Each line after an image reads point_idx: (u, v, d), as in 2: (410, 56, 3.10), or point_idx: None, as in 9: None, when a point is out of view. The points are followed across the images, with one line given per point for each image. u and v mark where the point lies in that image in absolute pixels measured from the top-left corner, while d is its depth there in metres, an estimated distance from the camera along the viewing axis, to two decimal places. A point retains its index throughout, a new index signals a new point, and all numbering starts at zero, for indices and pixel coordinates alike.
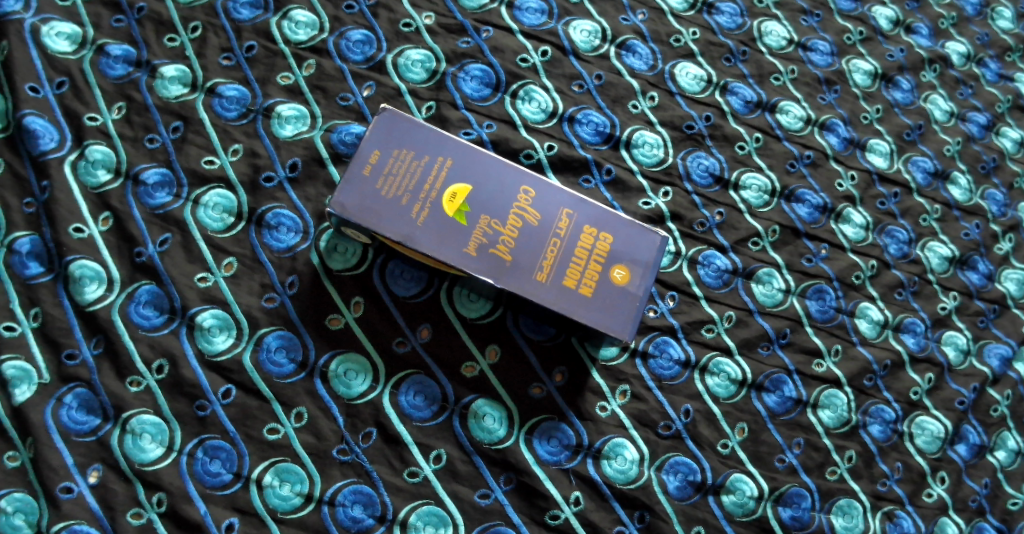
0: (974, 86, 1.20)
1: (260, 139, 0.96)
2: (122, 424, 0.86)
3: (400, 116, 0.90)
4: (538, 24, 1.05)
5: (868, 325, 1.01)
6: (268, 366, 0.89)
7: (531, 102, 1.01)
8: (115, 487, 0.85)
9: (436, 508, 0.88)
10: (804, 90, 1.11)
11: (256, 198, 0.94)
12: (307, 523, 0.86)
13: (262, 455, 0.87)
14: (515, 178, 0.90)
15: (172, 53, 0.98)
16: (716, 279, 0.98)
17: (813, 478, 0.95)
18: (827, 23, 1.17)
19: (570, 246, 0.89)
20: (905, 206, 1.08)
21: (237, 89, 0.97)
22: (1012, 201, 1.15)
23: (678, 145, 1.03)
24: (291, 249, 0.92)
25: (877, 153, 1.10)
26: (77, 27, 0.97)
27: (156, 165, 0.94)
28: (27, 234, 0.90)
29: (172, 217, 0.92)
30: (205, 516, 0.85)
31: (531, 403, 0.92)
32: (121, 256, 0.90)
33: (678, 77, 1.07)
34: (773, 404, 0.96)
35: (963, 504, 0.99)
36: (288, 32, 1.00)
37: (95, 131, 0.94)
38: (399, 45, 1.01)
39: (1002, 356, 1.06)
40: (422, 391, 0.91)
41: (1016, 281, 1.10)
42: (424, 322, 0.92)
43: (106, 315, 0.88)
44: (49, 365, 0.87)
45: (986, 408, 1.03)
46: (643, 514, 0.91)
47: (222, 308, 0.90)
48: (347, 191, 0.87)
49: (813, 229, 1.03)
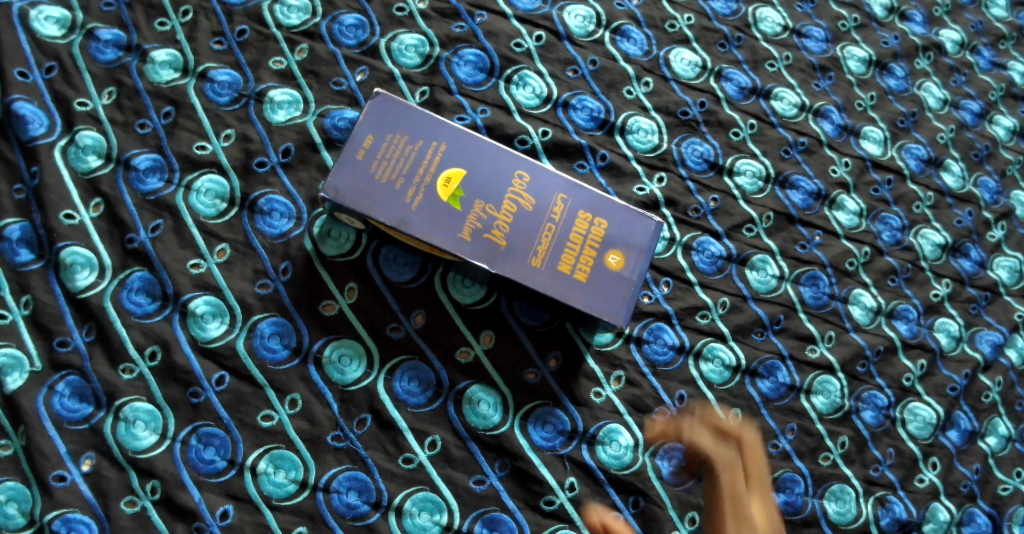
0: (968, 74, 1.21)
1: (253, 124, 0.95)
2: (115, 411, 0.86)
3: (393, 100, 0.89)
4: (532, 9, 1.05)
5: (860, 311, 1.02)
6: (262, 352, 0.89)
7: (526, 87, 1.01)
8: (109, 475, 0.84)
9: (431, 494, 0.88)
10: (799, 77, 1.11)
11: (249, 183, 0.93)
12: (302, 509, 0.86)
13: (256, 442, 0.87)
14: (510, 162, 0.89)
15: (163, 37, 0.97)
16: (710, 265, 0.98)
17: (806, 463, 0.95)
18: (822, 10, 1.16)
19: (564, 231, 0.88)
20: (899, 193, 1.09)
21: (228, 73, 0.97)
22: (1004, 189, 1.15)
23: (673, 131, 1.03)
24: (284, 234, 0.92)
25: (871, 141, 1.10)
26: (66, 10, 0.96)
27: (147, 151, 0.93)
28: (18, 220, 0.89)
29: (164, 203, 0.91)
30: (199, 503, 0.85)
31: (527, 388, 0.92)
32: (112, 242, 0.90)
33: (674, 63, 1.06)
34: (767, 389, 0.96)
35: (954, 490, 0.99)
36: (280, 16, 0.99)
37: (86, 116, 0.93)
38: (393, 29, 1.01)
39: (994, 343, 1.06)
40: (417, 377, 0.90)
41: (1008, 269, 1.11)
42: (418, 308, 0.92)
43: (97, 301, 0.88)
44: (40, 352, 0.86)
45: (977, 394, 1.03)
46: (637, 499, 0.91)
47: (214, 295, 0.89)
48: (341, 175, 0.86)
49: (807, 215, 1.04)
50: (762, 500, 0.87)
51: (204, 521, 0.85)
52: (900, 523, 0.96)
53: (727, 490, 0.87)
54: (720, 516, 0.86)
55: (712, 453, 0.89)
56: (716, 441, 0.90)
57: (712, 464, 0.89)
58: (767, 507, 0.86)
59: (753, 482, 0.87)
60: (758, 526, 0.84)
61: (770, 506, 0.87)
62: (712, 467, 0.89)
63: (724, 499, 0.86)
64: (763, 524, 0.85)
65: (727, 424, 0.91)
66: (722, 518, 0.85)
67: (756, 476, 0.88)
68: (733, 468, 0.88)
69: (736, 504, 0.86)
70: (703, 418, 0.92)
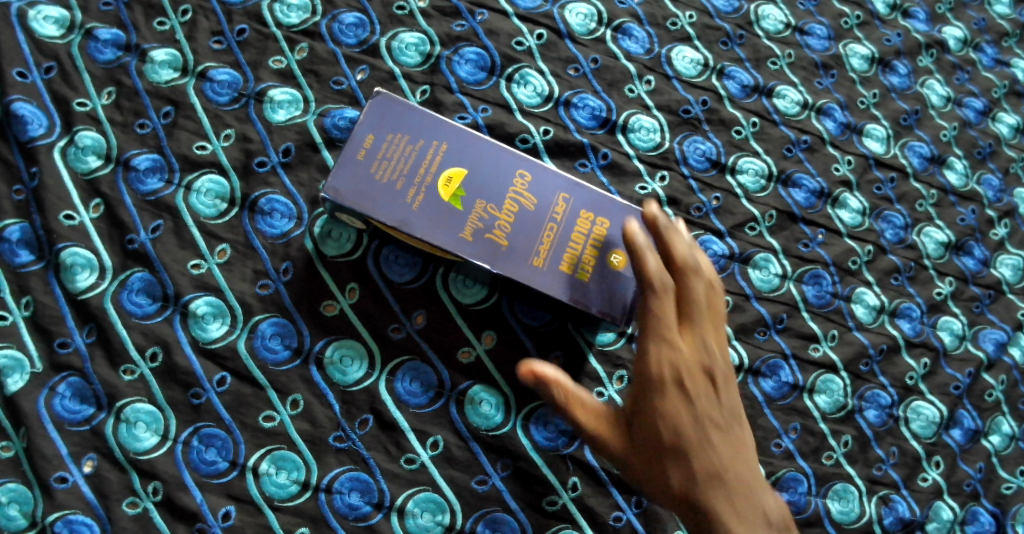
0: (971, 71, 1.20)
1: (253, 124, 0.95)
2: (116, 412, 0.85)
3: (393, 100, 0.89)
4: (533, 7, 1.04)
5: (863, 310, 1.01)
6: (263, 353, 0.88)
7: (527, 86, 1.01)
8: (110, 476, 0.84)
9: (433, 495, 0.88)
10: (801, 75, 1.10)
11: (249, 183, 0.93)
12: (303, 510, 0.86)
13: (258, 443, 0.87)
14: (511, 162, 0.89)
15: (162, 37, 0.97)
16: (713, 265, 0.98)
17: (809, 463, 0.95)
18: (825, 7, 1.16)
19: (566, 231, 0.88)
20: (902, 191, 1.08)
21: (228, 73, 0.96)
22: (1007, 187, 1.15)
23: (674, 129, 1.03)
24: (285, 235, 0.92)
25: (874, 138, 1.10)
26: (65, 10, 0.96)
27: (147, 151, 0.92)
28: (17, 221, 0.89)
29: (164, 204, 0.91)
30: (201, 505, 0.85)
31: (529, 389, 0.91)
32: (113, 242, 0.89)
33: (675, 61, 1.06)
34: (769, 389, 0.96)
35: (958, 488, 0.99)
36: (280, 15, 0.99)
37: (85, 117, 0.93)
38: (393, 28, 1.00)
39: (997, 341, 1.06)
40: (418, 377, 0.90)
41: (1011, 267, 1.10)
42: (420, 308, 0.91)
43: (98, 302, 0.87)
44: (41, 353, 0.86)
45: (980, 392, 1.03)
46: (641, 499, 0.91)
47: (215, 295, 0.89)
48: (341, 175, 0.86)
49: (810, 214, 1.03)
50: (691, 336, 0.83)
51: (206, 523, 0.84)
52: (904, 522, 0.96)
53: (662, 316, 0.82)
54: (644, 339, 0.82)
55: (654, 276, 0.83)
56: (652, 247, 0.84)
57: (647, 284, 0.83)
58: (697, 356, 0.82)
59: (685, 326, 0.83)
60: (684, 352, 0.82)
61: (704, 351, 0.83)
62: (645, 277, 0.83)
63: (655, 328, 0.82)
64: (689, 349, 0.82)
65: (677, 245, 0.84)
66: (646, 338, 0.82)
67: (689, 320, 0.83)
68: (662, 288, 0.83)
69: (659, 335, 0.82)
70: (662, 238, 0.84)
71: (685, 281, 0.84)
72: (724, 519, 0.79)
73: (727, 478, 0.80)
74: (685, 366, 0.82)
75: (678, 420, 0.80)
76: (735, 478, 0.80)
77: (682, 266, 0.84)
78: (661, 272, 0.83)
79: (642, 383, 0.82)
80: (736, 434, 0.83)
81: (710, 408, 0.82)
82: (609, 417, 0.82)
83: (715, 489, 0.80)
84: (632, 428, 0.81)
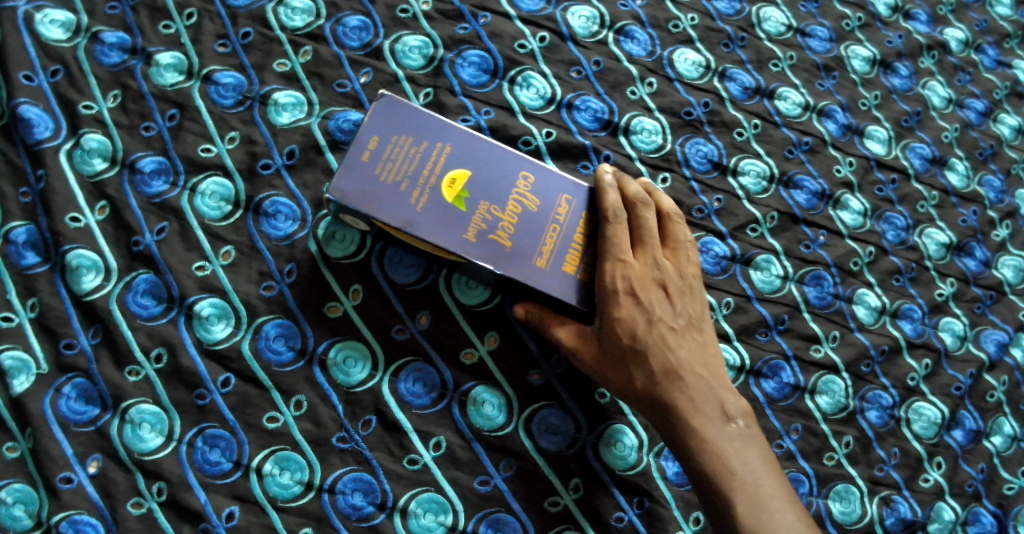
0: (973, 72, 1.20)
1: (257, 126, 0.95)
2: (122, 413, 0.86)
3: (399, 102, 0.89)
4: (536, 10, 1.05)
5: (865, 311, 1.01)
6: (267, 354, 0.89)
7: (529, 88, 1.01)
8: (115, 477, 0.85)
9: (436, 495, 0.88)
10: (803, 77, 1.11)
11: (254, 186, 0.93)
12: (307, 511, 0.86)
13: (262, 444, 0.87)
14: (515, 163, 0.90)
15: (167, 40, 0.97)
16: (714, 266, 0.98)
17: (810, 463, 0.95)
18: (826, 9, 1.16)
19: (569, 232, 0.89)
20: (903, 192, 1.08)
21: (233, 76, 0.97)
22: (1009, 188, 1.15)
23: (676, 131, 1.03)
24: (289, 237, 0.92)
25: (875, 140, 1.10)
26: (71, 14, 0.96)
27: (152, 153, 0.93)
28: (24, 224, 0.90)
29: (169, 206, 0.92)
30: (205, 505, 0.85)
31: (532, 390, 0.92)
32: (118, 244, 0.90)
33: (677, 63, 1.06)
34: (771, 390, 0.96)
35: (960, 489, 0.99)
36: (284, 18, 0.99)
37: (91, 120, 0.93)
38: (397, 31, 1.01)
39: (999, 342, 1.06)
40: (422, 378, 0.91)
41: (1013, 268, 1.11)
42: (424, 309, 0.92)
43: (103, 304, 0.88)
44: (47, 355, 0.87)
45: (982, 393, 1.03)
46: (642, 500, 0.91)
47: (220, 297, 0.90)
48: (347, 177, 0.86)
49: (812, 215, 1.03)
50: (646, 258, 0.88)
51: (210, 523, 0.85)
52: (905, 523, 0.96)
53: (614, 240, 0.87)
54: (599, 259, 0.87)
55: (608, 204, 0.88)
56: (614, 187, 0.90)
57: (601, 214, 0.88)
58: (649, 272, 0.87)
59: (638, 249, 0.88)
60: (641, 270, 0.87)
61: (656, 268, 0.88)
62: (600, 209, 0.89)
63: (608, 249, 0.86)
64: (641, 266, 0.87)
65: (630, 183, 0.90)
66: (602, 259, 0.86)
67: (642, 243, 0.88)
68: (615, 216, 0.88)
69: (615, 255, 0.86)
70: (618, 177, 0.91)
71: (637, 210, 0.89)
72: (683, 410, 0.84)
73: (684, 378, 0.85)
74: (638, 280, 0.86)
75: (635, 325, 0.85)
76: (690, 374, 0.85)
77: (632, 197, 0.90)
78: (614, 202, 0.88)
79: (598, 298, 0.86)
80: (693, 338, 0.88)
81: (664, 315, 0.86)
82: (575, 334, 0.88)
83: (673, 389, 0.85)
84: (595, 341, 0.87)
